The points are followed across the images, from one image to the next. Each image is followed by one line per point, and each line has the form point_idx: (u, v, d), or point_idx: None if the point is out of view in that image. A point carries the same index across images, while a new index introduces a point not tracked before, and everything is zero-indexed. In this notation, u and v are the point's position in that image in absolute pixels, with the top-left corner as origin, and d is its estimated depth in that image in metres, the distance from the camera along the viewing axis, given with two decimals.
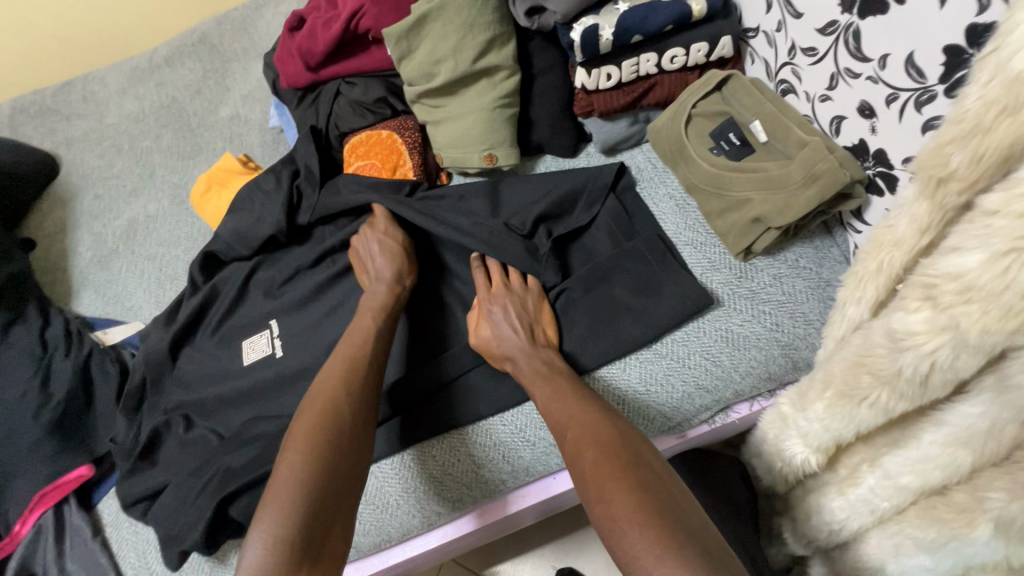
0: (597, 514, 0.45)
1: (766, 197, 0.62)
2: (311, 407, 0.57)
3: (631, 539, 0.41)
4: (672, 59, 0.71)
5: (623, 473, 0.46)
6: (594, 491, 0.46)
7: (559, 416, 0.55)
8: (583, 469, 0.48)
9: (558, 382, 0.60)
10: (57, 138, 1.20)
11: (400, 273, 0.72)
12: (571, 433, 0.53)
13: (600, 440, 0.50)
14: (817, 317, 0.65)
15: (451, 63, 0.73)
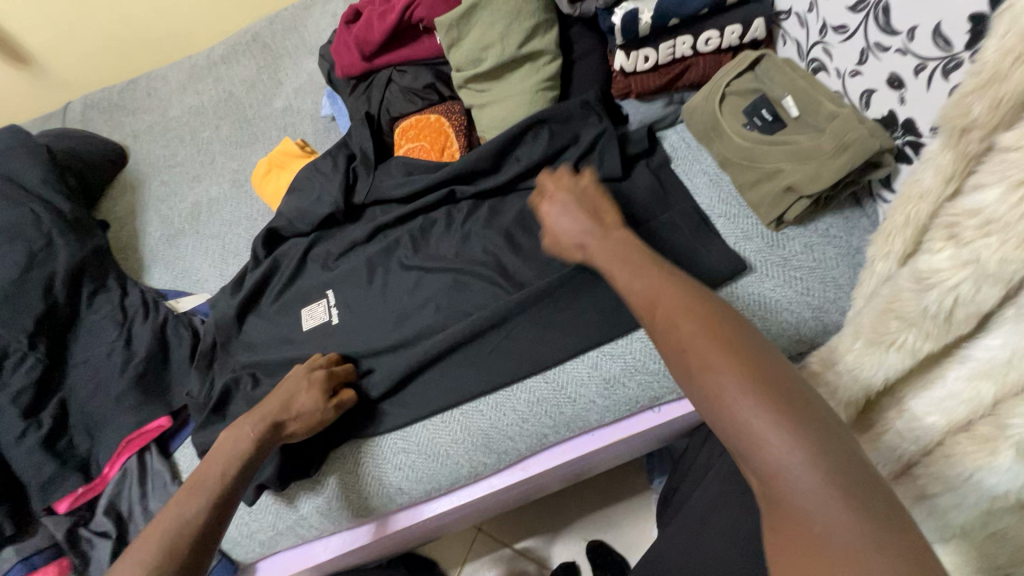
0: (699, 392, 0.39)
1: (797, 167, 0.66)
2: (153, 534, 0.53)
3: (743, 415, 0.37)
4: (706, 41, 0.75)
5: (728, 347, 0.39)
6: (694, 363, 0.40)
7: (640, 289, 0.47)
8: (676, 342, 0.42)
9: (638, 262, 0.50)
10: (125, 131, 1.29)
11: (290, 430, 0.66)
12: (656, 303, 0.45)
13: (699, 311, 0.42)
14: (847, 281, 0.68)
15: (498, 48, 0.79)
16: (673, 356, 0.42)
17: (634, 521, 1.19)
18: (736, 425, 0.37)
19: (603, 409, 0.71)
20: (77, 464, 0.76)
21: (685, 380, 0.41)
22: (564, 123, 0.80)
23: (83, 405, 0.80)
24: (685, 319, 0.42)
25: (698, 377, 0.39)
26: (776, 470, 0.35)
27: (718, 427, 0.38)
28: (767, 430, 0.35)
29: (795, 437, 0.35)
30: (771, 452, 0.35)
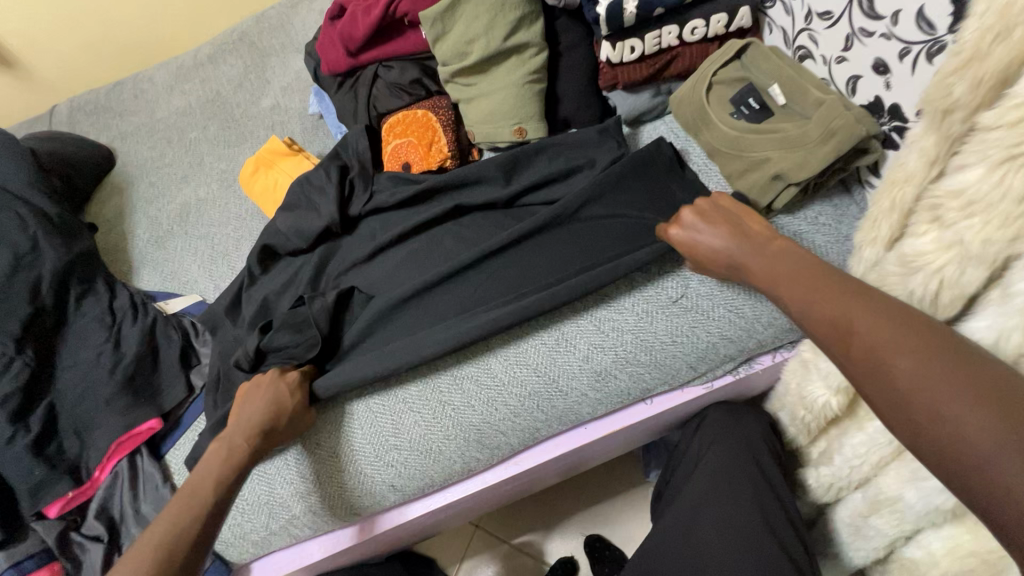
0: (892, 400, 0.39)
1: (786, 155, 0.65)
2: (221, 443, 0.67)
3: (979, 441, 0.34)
4: (693, 30, 0.75)
5: (918, 350, 0.39)
6: (906, 381, 0.39)
7: (825, 306, 0.46)
8: (885, 357, 0.40)
9: (824, 284, 0.48)
10: (112, 133, 1.28)
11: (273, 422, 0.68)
12: (829, 317, 0.46)
13: (910, 327, 0.41)
14: (836, 269, 0.68)
15: (484, 41, 0.78)
16: (857, 367, 0.42)
17: (632, 514, 1.19)
18: (940, 431, 0.36)
19: (595, 402, 0.71)
20: (67, 468, 0.76)
21: (867, 386, 0.42)
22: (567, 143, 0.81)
23: (72, 409, 0.79)
24: (888, 334, 0.41)
25: (891, 382, 0.39)
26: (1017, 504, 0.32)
27: (912, 435, 0.38)
28: (1005, 457, 0.33)
29: (1015, 450, 0.33)
30: (977, 453, 0.34)
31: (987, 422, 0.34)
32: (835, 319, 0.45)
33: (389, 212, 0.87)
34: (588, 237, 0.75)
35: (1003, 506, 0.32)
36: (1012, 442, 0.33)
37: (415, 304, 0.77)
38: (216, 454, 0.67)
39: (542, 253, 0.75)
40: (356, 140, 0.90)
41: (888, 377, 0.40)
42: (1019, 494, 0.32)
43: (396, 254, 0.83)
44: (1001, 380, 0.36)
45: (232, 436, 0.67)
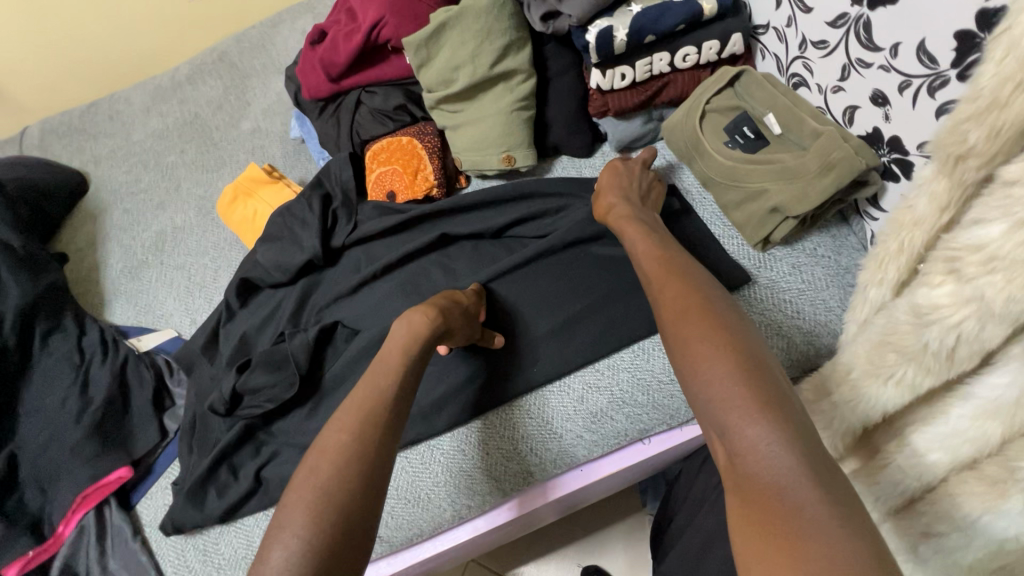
0: (687, 359, 0.41)
1: (783, 187, 0.64)
2: (351, 407, 0.50)
3: (729, 409, 0.37)
4: (684, 57, 0.73)
5: (711, 322, 0.42)
6: (686, 350, 0.42)
7: (655, 276, 0.51)
8: (679, 325, 0.44)
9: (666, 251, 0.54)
10: (86, 156, 1.24)
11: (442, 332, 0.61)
12: (659, 281, 0.50)
13: (698, 305, 0.45)
14: (838, 303, 0.66)
15: (470, 68, 0.76)
16: (670, 336, 0.44)
17: (629, 544, 1.15)
18: (711, 392, 0.38)
19: (591, 444, 0.68)
20: (28, 524, 0.71)
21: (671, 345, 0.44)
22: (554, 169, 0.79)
23: (35, 458, 0.74)
24: (687, 307, 0.45)
25: (687, 345, 0.42)
26: (754, 470, 0.34)
27: (694, 394, 0.40)
28: (751, 429, 0.36)
29: (763, 409, 0.36)
30: (734, 425, 0.36)
31: (749, 388, 0.37)
32: (665, 289, 0.48)
33: (377, 242, 0.84)
34: (583, 273, 0.72)
35: (748, 458, 0.35)
36: (763, 405, 0.36)
37: None
38: (346, 417, 0.49)
39: (532, 288, 0.73)
40: (339, 169, 0.87)
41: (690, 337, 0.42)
42: (757, 450, 0.35)
43: (381, 286, 0.80)
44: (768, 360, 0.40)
45: (365, 395, 0.52)
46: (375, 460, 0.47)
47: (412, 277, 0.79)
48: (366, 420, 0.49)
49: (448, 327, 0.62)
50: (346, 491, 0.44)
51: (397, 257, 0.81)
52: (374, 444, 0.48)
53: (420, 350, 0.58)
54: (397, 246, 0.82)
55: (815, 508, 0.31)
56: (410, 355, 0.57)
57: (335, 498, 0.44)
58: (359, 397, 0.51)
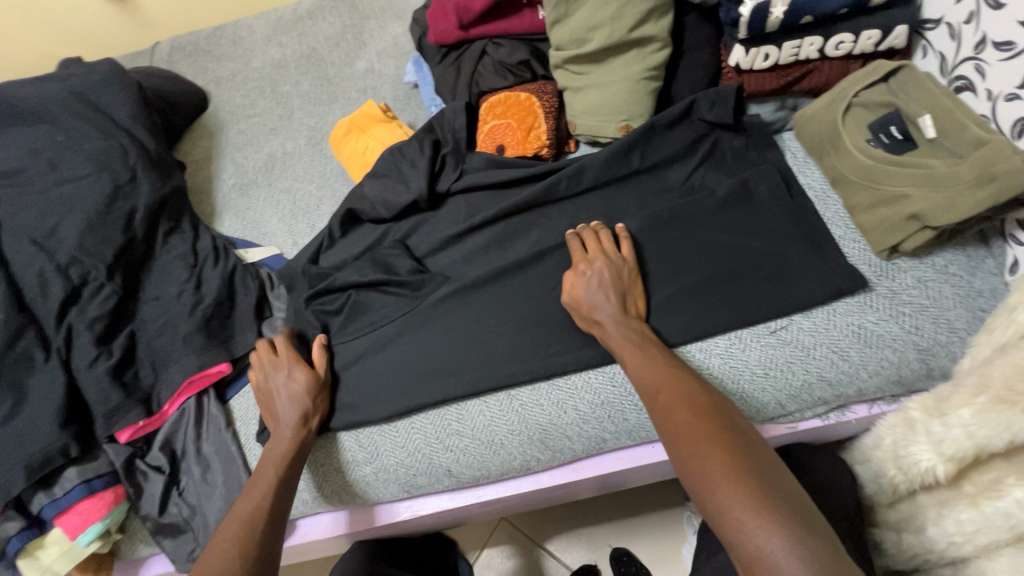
0: (692, 474, 0.50)
1: (928, 195, 0.60)
2: (228, 526, 0.62)
3: (735, 504, 0.46)
4: (838, 45, 0.69)
5: (710, 429, 0.52)
6: (687, 450, 0.52)
7: (648, 379, 0.60)
8: (676, 429, 0.54)
9: (650, 352, 0.62)
10: (208, 76, 1.31)
11: (306, 415, 0.72)
12: (659, 392, 0.58)
13: (698, 407, 0.55)
14: (962, 326, 0.62)
15: (607, 30, 0.75)
16: (672, 440, 0.54)
17: (663, 536, 1.15)
18: (718, 507, 0.47)
19: None
20: (140, 397, 0.78)
21: (678, 460, 0.52)
22: (667, 142, 0.77)
23: (152, 340, 0.82)
24: (681, 415, 0.54)
25: (688, 462, 0.51)
26: (764, 560, 0.43)
27: (703, 507, 0.49)
28: (755, 527, 0.44)
29: (760, 512, 0.45)
30: (744, 523, 0.45)
31: (759, 503, 0.45)
32: (665, 395, 0.57)
33: (480, 192, 0.85)
34: (686, 252, 0.71)
35: (760, 568, 0.43)
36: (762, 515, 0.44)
37: (495, 292, 0.76)
38: (227, 528, 0.62)
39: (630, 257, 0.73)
40: (453, 117, 0.88)
41: (687, 455, 0.51)
42: (759, 544, 0.43)
43: (479, 238, 0.81)
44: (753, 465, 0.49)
45: (244, 510, 0.63)
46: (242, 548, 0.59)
47: (510, 233, 0.80)
48: (243, 532, 0.61)
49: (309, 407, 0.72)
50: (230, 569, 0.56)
51: (500, 210, 0.81)
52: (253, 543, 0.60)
53: (296, 414, 0.71)
54: (498, 200, 0.84)
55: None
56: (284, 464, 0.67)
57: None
58: (241, 512, 0.63)
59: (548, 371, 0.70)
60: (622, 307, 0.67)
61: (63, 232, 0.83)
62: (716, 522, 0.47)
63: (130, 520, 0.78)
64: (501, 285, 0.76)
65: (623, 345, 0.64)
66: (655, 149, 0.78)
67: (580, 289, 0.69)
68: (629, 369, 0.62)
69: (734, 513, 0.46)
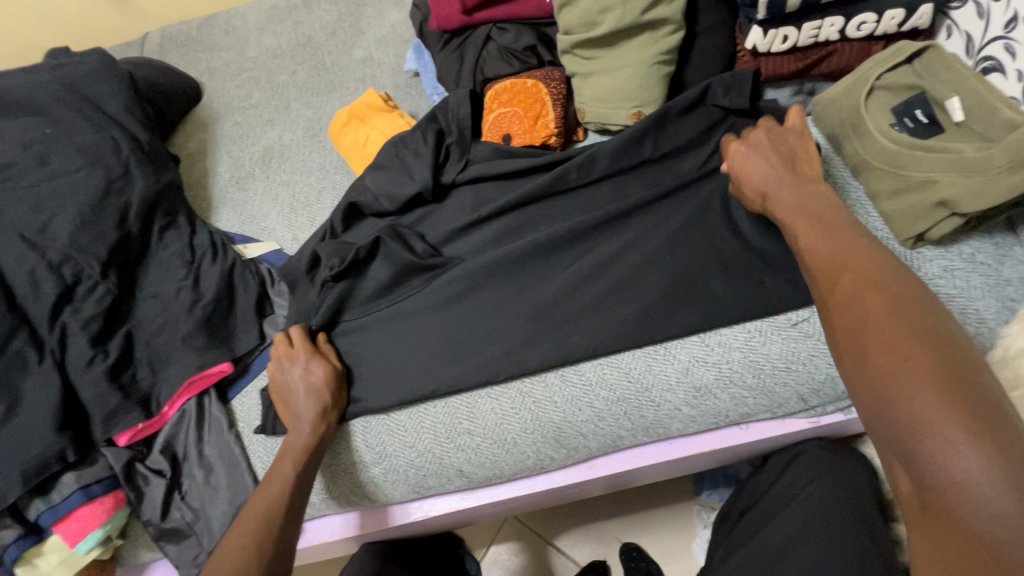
0: (873, 383, 0.44)
1: (957, 180, 0.57)
2: (244, 521, 0.62)
3: (944, 425, 0.39)
4: (859, 25, 0.66)
5: (909, 326, 0.45)
6: (875, 351, 0.45)
7: (825, 256, 0.54)
8: (863, 321, 0.47)
9: (829, 222, 0.56)
10: (201, 67, 1.27)
11: (323, 410, 0.70)
12: (834, 275, 0.52)
13: (905, 300, 0.47)
14: (992, 316, 0.60)
15: (618, 12, 0.72)
16: (851, 344, 0.47)
17: (673, 530, 1.14)
18: (907, 418, 0.41)
19: (688, 418, 0.66)
20: (138, 400, 0.75)
21: (854, 367, 0.47)
22: (679, 130, 0.75)
23: (149, 339, 0.79)
24: (865, 305, 0.48)
25: (886, 364, 0.44)
26: (959, 479, 0.37)
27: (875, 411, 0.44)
28: (965, 462, 0.37)
29: (970, 432, 0.38)
30: (946, 441, 0.38)
31: (964, 424, 0.38)
32: (854, 277, 0.50)
33: (487, 183, 0.83)
34: (703, 242, 0.69)
35: (954, 493, 0.37)
36: (954, 421, 0.39)
37: (504, 285, 0.73)
38: (245, 524, 0.61)
39: (641, 248, 0.71)
40: (457, 105, 0.85)
41: (869, 351, 0.46)
42: (967, 464, 0.37)
43: (487, 230, 0.79)
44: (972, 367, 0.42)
45: (260, 506, 0.63)
46: (263, 543, 0.59)
47: (518, 226, 0.78)
48: (263, 527, 0.61)
49: (325, 405, 0.70)
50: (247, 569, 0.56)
51: (509, 201, 0.78)
52: (269, 542, 0.59)
53: (312, 407, 0.69)
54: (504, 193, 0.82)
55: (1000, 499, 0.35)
56: (301, 460, 0.66)
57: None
58: (257, 506, 0.63)
59: (559, 366, 0.69)
60: (795, 175, 0.62)
61: (55, 229, 0.80)
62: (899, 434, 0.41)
63: (131, 525, 0.76)
64: (511, 278, 0.74)
65: (794, 209, 0.59)
66: (668, 136, 0.75)
67: (742, 162, 0.64)
68: (801, 254, 0.56)
69: (942, 433, 0.39)
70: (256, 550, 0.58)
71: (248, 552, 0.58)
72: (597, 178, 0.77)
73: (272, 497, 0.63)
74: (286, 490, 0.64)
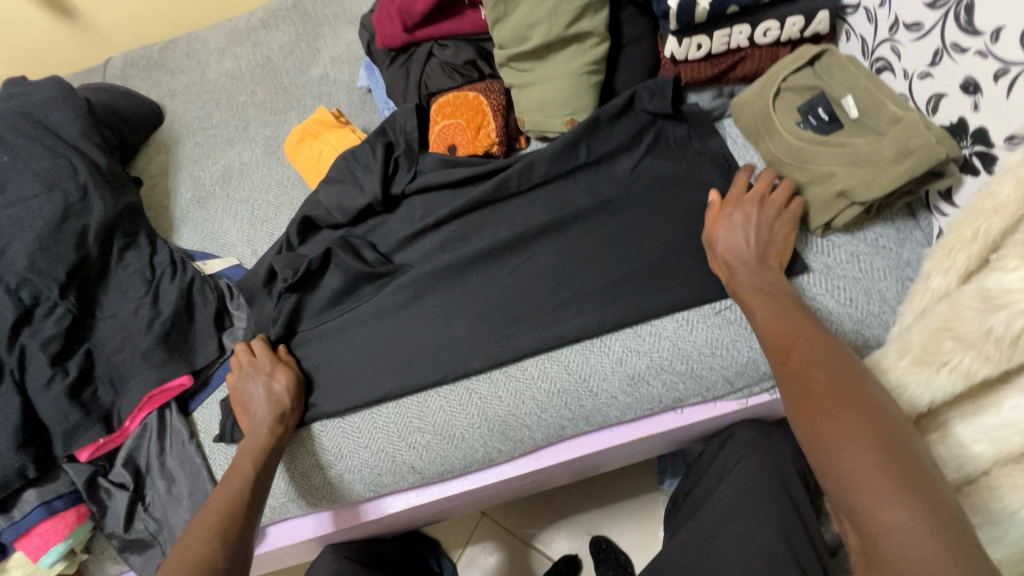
0: (819, 448, 0.48)
1: (853, 171, 0.62)
2: (203, 518, 0.63)
3: (874, 486, 0.43)
4: (765, 32, 0.71)
5: (845, 398, 0.49)
6: (820, 413, 0.49)
7: (778, 333, 0.57)
8: (806, 387, 0.51)
9: (781, 300, 0.59)
10: (163, 90, 1.29)
11: (282, 414, 0.72)
12: (786, 350, 0.55)
13: (838, 375, 0.50)
14: (893, 296, 0.65)
15: (545, 27, 0.76)
16: (799, 405, 0.51)
17: (641, 521, 1.18)
18: (850, 480, 0.44)
19: (625, 406, 0.70)
20: (99, 416, 0.77)
21: (804, 429, 0.50)
22: (610, 134, 0.79)
23: (109, 357, 0.81)
24: (809, 372, 0.52)
25: (823, 426, 0.48)
26: (888, 531, 0.42)
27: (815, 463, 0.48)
28: (900, 521, 0.41)
29: (897, 491, 0.42)
30: (879, 503, 0.43)
31: (897, 484, 0.43)
32: (789, 347, 0.55)
33: (434, 192, 0.86)
34: (634, 239, 0.73)
35: (888, 543, 0.41)
36: (893, 488, 0.43)
37: (449, 288, 0.77)
38: (205, 521, 0.63)
39: (578, 248, 0.75)
40: (404, 119, 0.89)
41: (818, 418, 0.48)
42: (898, 526, 0.41)
43: (435, 237, 0.82)
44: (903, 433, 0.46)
45: (220, 504, 0.65)
46: (224, 537, 0.61)
47: (463, 231, 0.82)
48: (223, 523, 0.63)
49: (285, 408, 0.73)
50: (208, 562, 0.58)
51: (453, 209, 0.82)
52: (230, 536, 0.62)
53: (273, 411, 0.72)
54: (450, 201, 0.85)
55: (934, 553, 0.40)
56: (259, 460, 0.68)
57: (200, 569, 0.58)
58: (216, 504, 0.65)
59: (502, 363, 0.72)
60: (765, 260, 0.64)
61: (13, 253, 0.82)
62: (842, 495, 0.45)
63: (96, 539, 0.78)
64: (455, 281, 0.77)
65: (756, 293, 0.61)
66: (601, 141, 0.79)
67: (723, 233, 0.66)
68: (758, 326, 0.59)
69: (875, 495, 0.43)
70: (216, 543, 0.60)
71: (207, 546, 0.60)
72: (536, 183, 0.81)
73: (231, 496, 0.66)
74: (244, 488, 0.66)
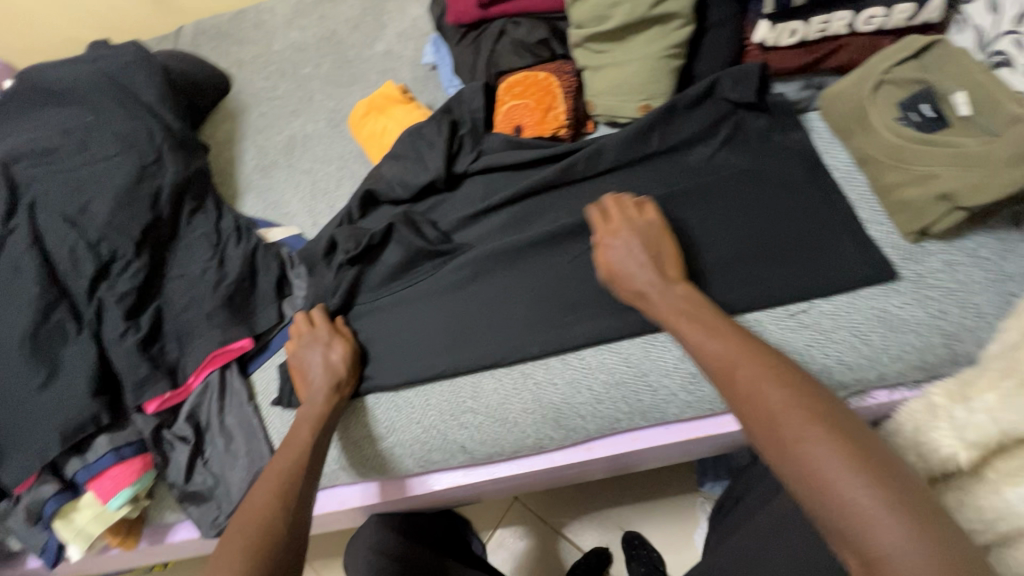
0: (801, 472, 0.44)
1: (958, 174, 0.58)
2: (266, 478, 0.65)
3: (881, 522, 0.40)
4: (868, 19, 0.68)
5: (822, 422, 0.46)
6: (788, 434, 0.46)
7: (718, 352, 0.54)
8: (764, 407, 0.48)
9: (707, 320, 0.58)
10: (231, 59, 1.32)
11: (339, 384, 0.74)
12: (728, 368, 0.53)
13: (797, 396, 0.48)
14: (991, 310, 0.61)
15: (629, 7, 0.74)
16: (758, 425, 0.48)
17: (676, 521, 1.16)
18: (844, 509, 0.41)
19: (684, 403, 0.69)
20: (166, 371, 0.80)
21: (777, 451, 0.47)
22: (686, 123, 0.76)
23: (177, 315, 0.84)
24: (767, 390, 0.49)
25: (795, 449, 0.45)
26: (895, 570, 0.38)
27: (800, 494, 0.44)
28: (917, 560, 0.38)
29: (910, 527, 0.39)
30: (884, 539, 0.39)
31: (903, 519, 0.40)
32: (734, 364, 0.53)
33: (497, 173, 0.85)
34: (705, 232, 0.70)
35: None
36: (911, 528, 0.39)
37: (509, 271, 0.76)
38: (269, 480, 0.65)
39: None
40: (471, 98, 0.88)
41: (787, 438, 0.46)
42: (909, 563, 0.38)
43: (496, 219, 0.81)
44: (904, 470, 0.43)
45: (281, 465, 0.66)
46: (287, 495, 0.63)
47: (525, 215, 0.80)
48: (286, 483, 0.65)
49: (341, 379, 0.74)
50: (272, 519, 0.60)
51: (517, 192, 0.81)
52: (293, 494, 0.64)
53: (331, 381, 0.73)
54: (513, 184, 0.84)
55: None
56: (318, 426, 0.70)
57: (266, 525, 0.60)
58: (278, 465, 0.67)
59: (559, 351, 0.71)
60: (665, 276, 0.64)
61: (94, 210, 0.86)
62: (835, 518, 0.42)
63: (157, 487, 0.82)
64: (515, 264, 0.76)
65: (691, 320, 0.58)
66: (676, 130, 0.76)
67: (612, 259, 0.67)
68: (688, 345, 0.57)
69: (884, 531, 0.40)
70: (279, 501, 0.63)
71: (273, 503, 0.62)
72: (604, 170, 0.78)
73: (292, 458, 0.67)
74: (304, 452, 0.68)
